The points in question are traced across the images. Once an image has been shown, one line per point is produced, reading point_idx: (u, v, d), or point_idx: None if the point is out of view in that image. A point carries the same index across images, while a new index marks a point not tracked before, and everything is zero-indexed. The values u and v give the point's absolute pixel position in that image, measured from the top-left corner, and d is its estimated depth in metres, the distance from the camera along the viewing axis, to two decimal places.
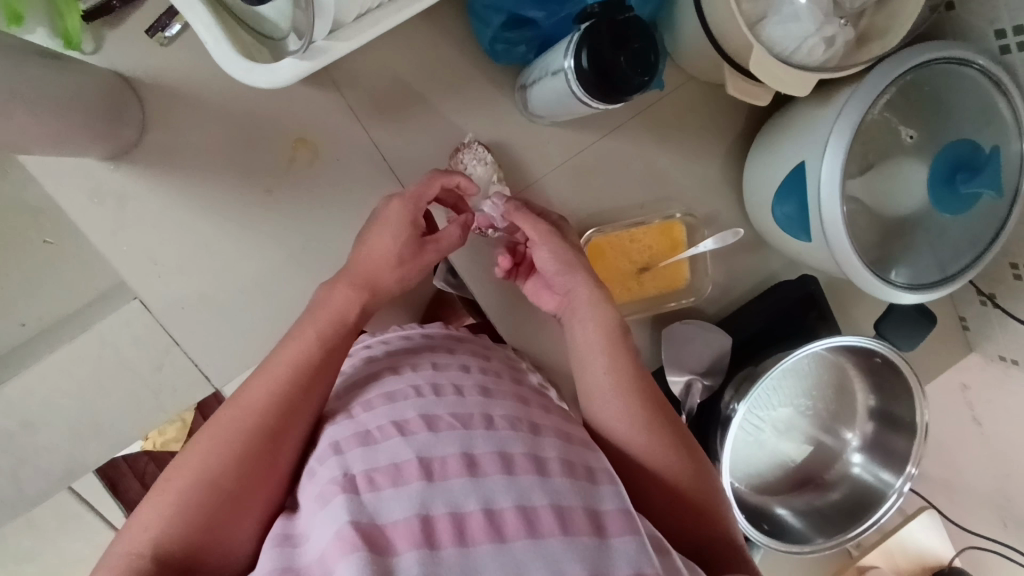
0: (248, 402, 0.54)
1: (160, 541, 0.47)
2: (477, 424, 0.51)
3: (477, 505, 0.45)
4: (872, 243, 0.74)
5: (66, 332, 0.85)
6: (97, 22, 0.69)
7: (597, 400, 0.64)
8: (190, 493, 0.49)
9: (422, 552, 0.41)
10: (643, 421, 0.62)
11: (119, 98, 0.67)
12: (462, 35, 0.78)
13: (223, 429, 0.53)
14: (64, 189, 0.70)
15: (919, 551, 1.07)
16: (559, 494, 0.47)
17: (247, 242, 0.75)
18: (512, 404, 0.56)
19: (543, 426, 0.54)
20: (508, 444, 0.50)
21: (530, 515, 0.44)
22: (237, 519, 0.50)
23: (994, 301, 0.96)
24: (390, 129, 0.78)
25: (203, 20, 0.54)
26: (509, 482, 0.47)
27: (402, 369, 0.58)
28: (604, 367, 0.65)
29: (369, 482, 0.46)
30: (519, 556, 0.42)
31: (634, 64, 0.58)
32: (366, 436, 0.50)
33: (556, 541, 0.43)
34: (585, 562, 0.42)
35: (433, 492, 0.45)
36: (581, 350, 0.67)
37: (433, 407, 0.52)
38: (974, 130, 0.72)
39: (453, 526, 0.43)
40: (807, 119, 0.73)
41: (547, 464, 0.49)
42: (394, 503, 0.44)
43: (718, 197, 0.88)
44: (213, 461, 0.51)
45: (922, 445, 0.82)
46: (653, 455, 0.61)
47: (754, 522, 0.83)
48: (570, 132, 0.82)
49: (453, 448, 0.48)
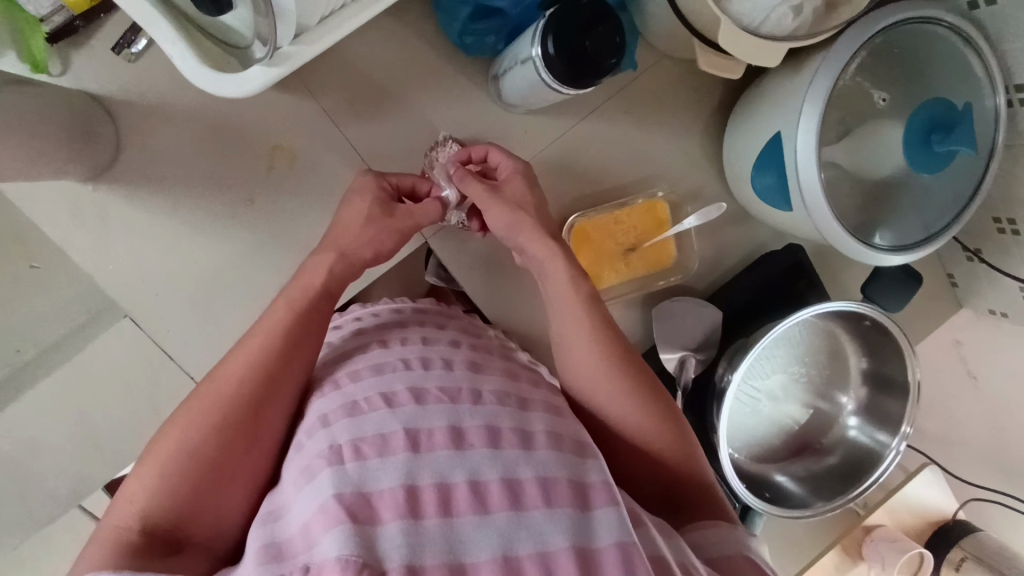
0: (228, 376, 0.55)
1: (147, 512, 0.49)
2: (464, 398, 0.53)
3: (464, 476, 0.46)
4: (853, 209, 0.75)
5: (62, 353, 0.85)
6: (62, 43, 0.68)
7: (582, 367, 0.64)
8: (170, 467, 0.50)
9: (406, 523, 0.42)
10: (629, 386, 0.63)
11: (90, 119, 0.67)
12: (432, 29, 0.78)
13: (203, 402, 0.54)
14: (45, 213, 0.70)
15: (924, 508, 1.09)
16: (545, 468, 0.48)
17: (231, 250, 0.75)
18: (501, 379, 0.58)
19: (531, 402, 0.56)
20: (496, 419, 0.51)
21: (516, 487, 0.46)
22: (223, 491, 0.51)
23: (980, 257, 0.96)
24: (367, 130, 0.78)
25: (166, 35, 0.53)
26: (494, 455, 0.48)
27: (391, 343, 0.61)
28: (584, 330, 0.65)
29: (355, 452, 0.47)
30: (503, 526, 0.44)
31: (600, 47, 0.58)
32: (353, 407, 0.51)
33: (538, 513, 0.45)
34: (568, 532, 0.44)
35: (419, 463, 0.46)
36: (562, 328, 0.66)
37: (421, 380, 0.54)
38: (949, 89, 0.72)
39: (438, 496, 0.45)
40: (781, 90, 0.73)
41: (535, 437, 0.51)
42: (381, 474, 0.45)
43: (699, 173, 0.88)
44: (195, 434, 0.52)
45: (915, 405, 0.83)
46: (639, 415, 0.62)
47: (755, 491, 0.84)
48: (547, 118, 0.82)
49: (441, 421, 0.50)
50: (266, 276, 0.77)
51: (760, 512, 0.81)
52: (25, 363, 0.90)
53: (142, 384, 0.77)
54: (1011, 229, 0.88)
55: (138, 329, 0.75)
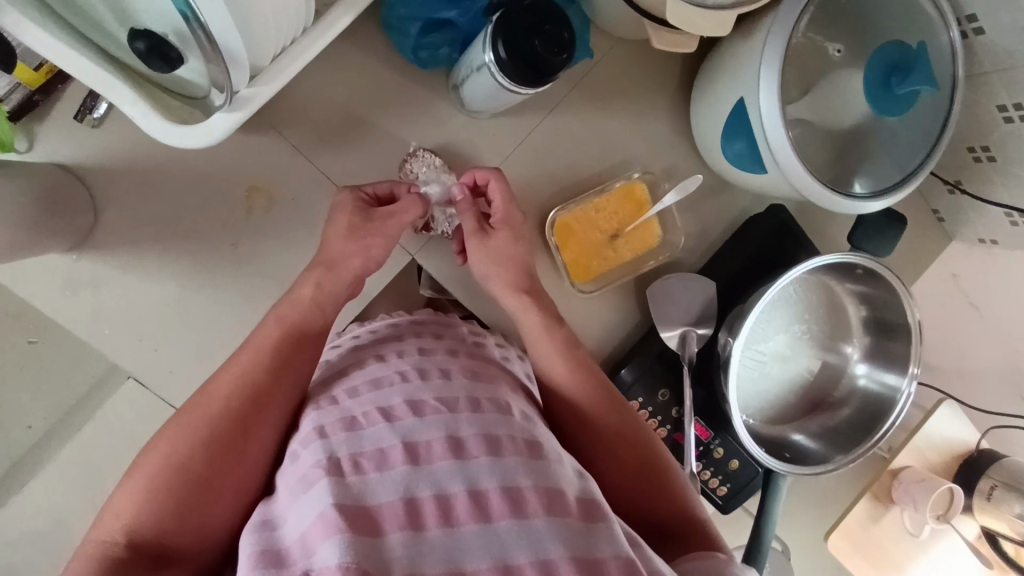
0: (216, 392, 0.59)
1: (133, 527, 0.51)
2: (462, 407, 0.56)
3: (462, 486, 0.49)
4: (826, 163, 0.75)
5: (73, 424, 0.86)
6: (25, 119, 0.69)
7: (568, 399, 0.69)
8: (156, 482, 0.53)
9: (407, 533, 0.46)
10: (613, 417, 0.67)
11: (64, 190, 0.67)
12: (386, 49, 0.78)
13: (191, 419, 0.57)
14: (36, 288, 0.71)
15: (946, 442, 1.09)
16: (542, 478, 0.51)
17: (221, 296, 0.76)
18: (494, 388, 0.61)
19: (509, 405, 0.59)
20: (492, 428, 0.54)
21: (516, 497, 0.48)
22: (205, 503, 0.53)
23: (961, 188, 0.96)
24: (338, 157, 0.78)
25: (125, 96, 0.54)
26: (494, 463, 0.51)
27: (387, 356, 0.64)
28: (561, 363, 0.70)
29: (354, 465, 0.50)
30: (503, 535, 0.46)
31: (548, 44, 0.58)
32: (351, 421, 0.55)
33: (540, 520, 0.47)
34: (566, 543, 0.46)
35: (418, 475, 0.49)
36: (538, 350, 0.72)
37: (418, 392, 0.57)
38: (901, 32, 0.72)
39: (438, 508, 0.47)
40: (737, 56, 0.73)
41: (541, 447, 0.55)
42: (380, 487, 0.48)
43: (671, 149, 0.89)
44: (182, 448, 0.55)
45: (918, 344, 0.83)
46: (624, 432, 0.67)
47: (776, 453, 0.85)
48: (513, 119, 0.83)
49: (438, 432, 0.53)
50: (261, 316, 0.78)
51: (783, 474, 0.82)
52: (37, 437, 0.91)
53: None
54: (985, 155, 0.88)
55: (144, 387, 0.76)
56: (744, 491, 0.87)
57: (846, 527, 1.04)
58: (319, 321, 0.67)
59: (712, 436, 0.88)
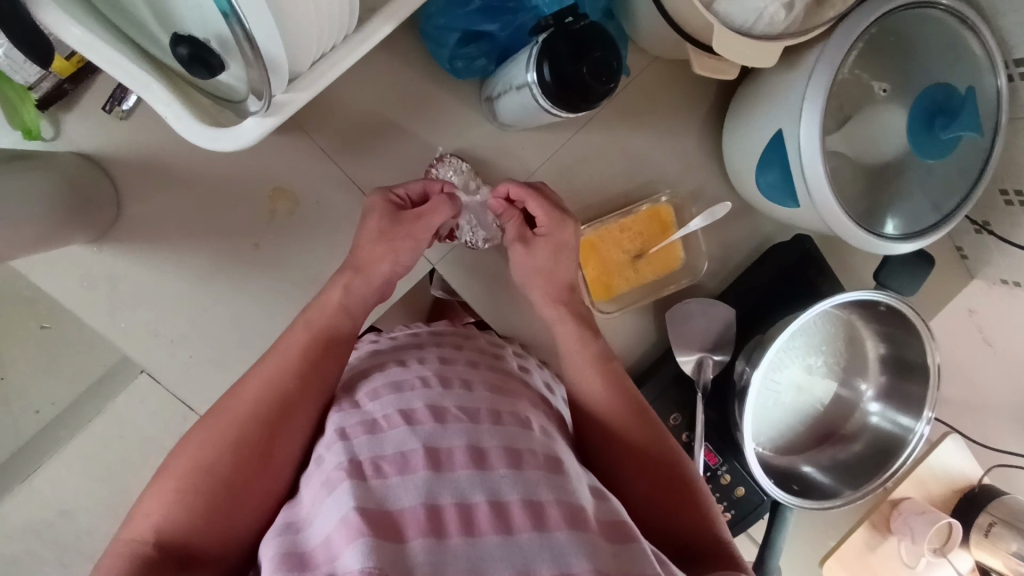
0: (245, 396, 0.59)
1: (162, 528, 0.51)
2: (483, 418, 0.56)
3: (484, 496, 0.49)
4: (860, 199, 0.73)
5: (80, 413, 0.85)
6: (52, 109, 0.67)
7: (596, 411, 0.69)
8: (187, 485, 0.53)
9: (429, 541, 0.45)
10: (645, 437, 0.67)
11: (86, 182, 0.66)
12: (422, 55, 0.77)
13: (223, 421, 0.57)
14: (57, 281, 0.70)
15: (948, 476, 1.09)
16: (566, 495, 0.51)
17: (243, 295, 0.75)
18: (517, 401, 0.62)
19: (530, 420, 0.59)
20: (514, 440, 0.55)
21: (538, 510, 0.49)
22: (234, 508, 0.53)
23: (989, 229, 0.96)
24: (365, 162, 0.77)
25: (159, 96, 0.53)
26: (516, 476, 0.51)
27: (408, 362, 0.64)
28: (596, 378, 0.71)
29: (376, 469, 0.50)
30: (525, 546, 0.46)
31: (595, 72, 0.56)
32: (373, 425, 0.55)
33: (563, 534, 0.47)
34: (589, 556, 0.46)
35: (440, 482, 0.49)
36: (573, 365, 0.73)
37: (439, 399, 0.57)
38: (948, 72, 0.71)
39: (460, 516, 0.47)
40: (780, 86, 0.72)
41: (563, 464, 0.55)
42: (402, 492, 0.48)
43: (700, 171, 0.88)
44: (213, 452, 0.55)
45: (936, 388, 0.83)
46: (655, 458, 0.66)
47: (784, 484, 0.84)
48: (544, 133, 0.82)
49: (459, 440, 0.53)
50: (277, 318, 0.77)
51: (790, 506, 0.81)
52: (44, 423, 0.91)
53: (167, 438, 0.78)
54: (1018, 199, 0.87)
55: (157, 383, 0.75)
56: (750, 517, 0.86)
57: (843, 554, 1.04)
58: (343, 326, 0.66)
59: (720, 462, 0.86)
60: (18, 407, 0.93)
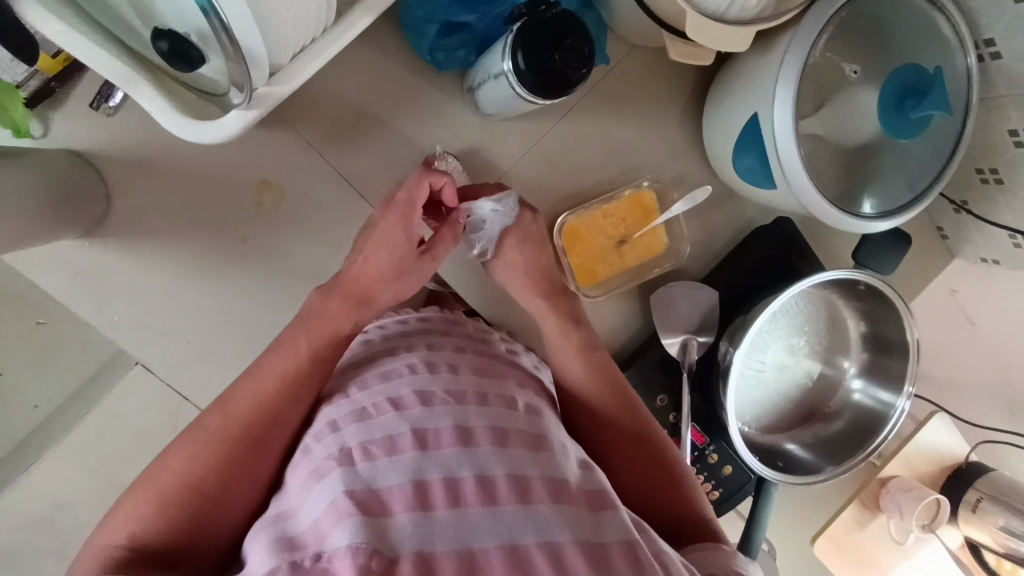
0: (235, 411, 0.59)
1: (139, 534, 0.52)
2: (471, 401, 0.58)
3: (471, 472, 0.50)
4: (835, 181, 0.75)
5: (76, 407, 0.87)
6: (40, 106, 0.68)
7: (580, 391, 0.72)
8: (169, 499, 0.54)
9: (416, 514, 0.47)
10: (635, 424, 0.69)
11: (75, 178, 0.68)
12: (402, 46, 0.78)
13: (210, 436, 0.58)
14: (50, 276, 0.71)
15: (935, 453, 1.11)
16: (551, 471, 0.53)
17: (233, 286, 0.77)
18: (505, 385, 0.64)
19: (523, 404, 0.61)
20: (501, 421, 0.57)
21: (523, 485, 0.51)
22: (214, 521, 0.55)
23: (967, 209, 0.97)
24: (351, 154, 0.79)
25: (146, 94, 0.54)
26: (501, 454, 0.53)
27: (398, 351, 0.66)
28: (588, 371, 0.72)
29: (364, 452, 0.52)
30: (511, 517, 0.48)
31: (569, 59, 0.58)
32: (362, 412, 0.56)
33: (545, 506, 0.49)
34: (571, 527, 0.48)
35: (427, 460, 0.51)
36: (557, 357, 0.74)
37: (427, 384, 0.59)
38: (919, 52, 0.73)
39: (446, 490, 0.49)
40: (755, 70, 0.73)
41: (543, 441, 0.57)
42: (389, 471, 0.50)
43: (682, 157, 0.89)
44: (191, 467, 0.56)
45: (916, 364, 0.84)
46: (644, 438, 0.68)
47: (768, 461, 0.86)
48: (526, 122, 0.83)
49: (447, 421, 0.54)
50: (268, 308, 0.79)
51: (775, 482, 0.84)
52: (43, 418, 0.93)
53: (164, 427, 0.79)
54: (993, 176, 0.88)
55: (152, 374, 0.77)
56: (736, 494, 0.89)
57: (832, 531, 1.07)
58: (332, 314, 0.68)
59: (707, 442, 0.88)
60: (18, 402, 0.94)
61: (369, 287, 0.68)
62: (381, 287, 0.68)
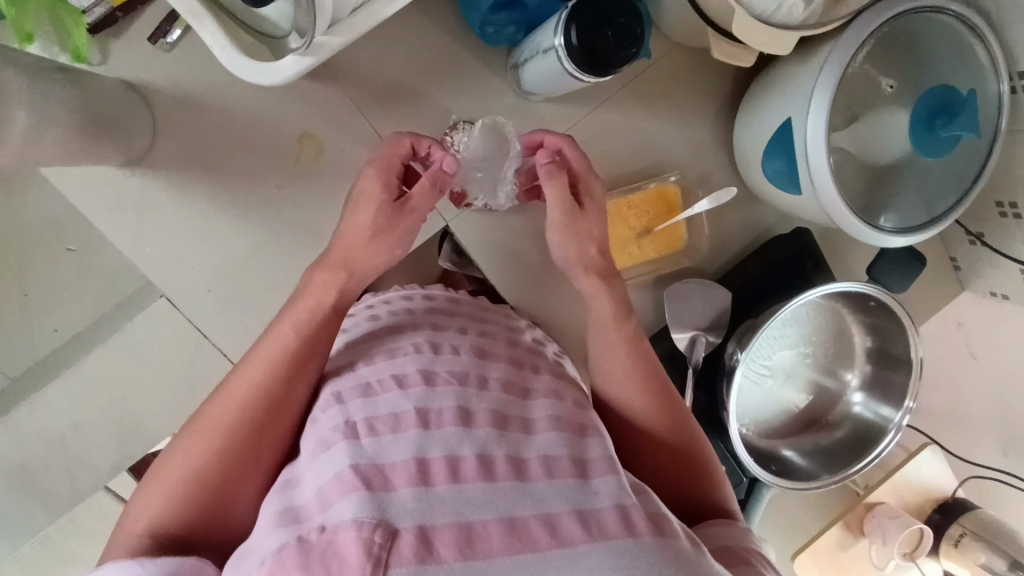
0: (230, 400, 0.58)
1: (156, 527, 0.53)
2: (473, 382, 0.59)
3: (472, 450, 0.51)
4: (860, 192, 0.77)
5: (96, 334, 0.89)
6: (102, 33, 0.71)
7: (602, 373, 0.73)
8: (177, 492, 0.54)
9: (417, 489, 0.48)
10: (665, 415, 0.69)
11: (126, 106, 0.70)
12: (453, 18, 0.81)
13: (209, 426, 0.57)
14: (89, 200, 0.73)
15: (924, 485, 1.11)
16: (548, 448, 0.54)
17: (262, 232, 0.79)
18: (506, 367, 0.65)
19: (535, 392, 0.63)
20: (502, 406, 0.58)
21: (520, 463, 0.52)
22: (227, 504, 0.56)
23: (983, 240, 0.99)
24: (391, 116, 0.81)
25: (209, 28, 0.57)
26: (500, 436, 0.54)
27: (403, 330, 0.67)
28: (617, 347, 0.73)
29: (369, 429, 0.53)
30: (508, 489, 0.49)
31: (620, 39, 0.61)
32: (367, 389, 0.58)
33: (541, 484, 0.50)
34: (568, 500, 0.49)
35: (429, 438, 0.52)
36: (599, 337, 0.75)
37: (432, 363, 0.60)
38: (953, 76, 0.75)
39: (447, 466, 0.50)
40: (792, 77, 0.75)
41: (534, 423, 0.58)
42: (394, 448, 0.51)
43: (710, 157, 0.91)
44: (194, 458, 0.56)
45: (918, 380, 0.86)
46: (649, 428, 0.69)
47: (764, 463, 0.88)
48: (564, 106, 0.85)
49: (449, 402, 0.55)
50: (293, 257, 0.80)
51: (769, 484, 0.85)
52: (62, 342, 0.96)
53: (179, 362, 0.81)
54: (1012, 211, 0.90)
55: (175, 309, 0.78)
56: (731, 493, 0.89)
57: (815, 548, 1.07)
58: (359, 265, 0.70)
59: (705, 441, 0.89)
60: (38, 325, 0.97)
61: (363, 252, 0.67)
62: (382, 247, 0.68)
